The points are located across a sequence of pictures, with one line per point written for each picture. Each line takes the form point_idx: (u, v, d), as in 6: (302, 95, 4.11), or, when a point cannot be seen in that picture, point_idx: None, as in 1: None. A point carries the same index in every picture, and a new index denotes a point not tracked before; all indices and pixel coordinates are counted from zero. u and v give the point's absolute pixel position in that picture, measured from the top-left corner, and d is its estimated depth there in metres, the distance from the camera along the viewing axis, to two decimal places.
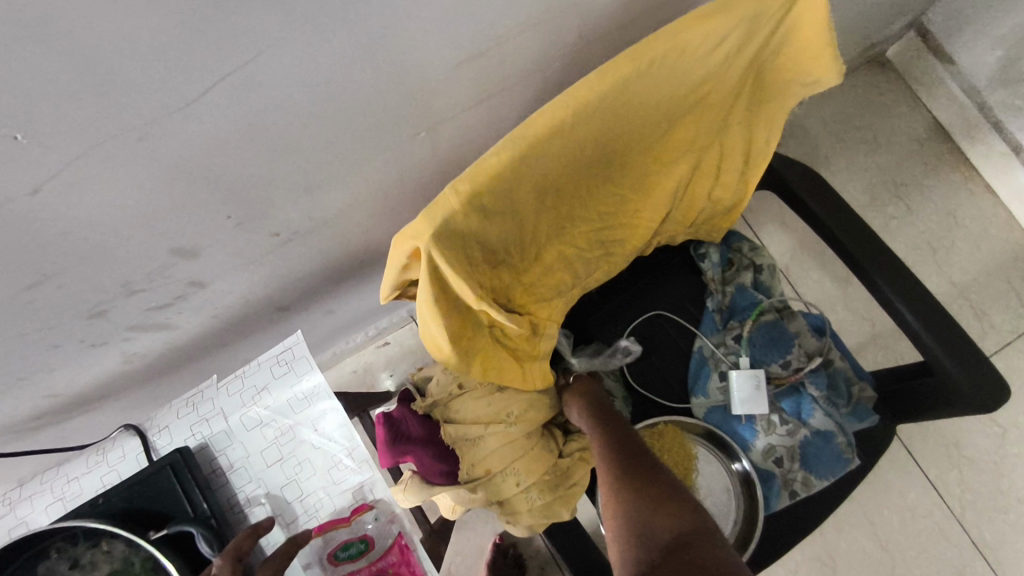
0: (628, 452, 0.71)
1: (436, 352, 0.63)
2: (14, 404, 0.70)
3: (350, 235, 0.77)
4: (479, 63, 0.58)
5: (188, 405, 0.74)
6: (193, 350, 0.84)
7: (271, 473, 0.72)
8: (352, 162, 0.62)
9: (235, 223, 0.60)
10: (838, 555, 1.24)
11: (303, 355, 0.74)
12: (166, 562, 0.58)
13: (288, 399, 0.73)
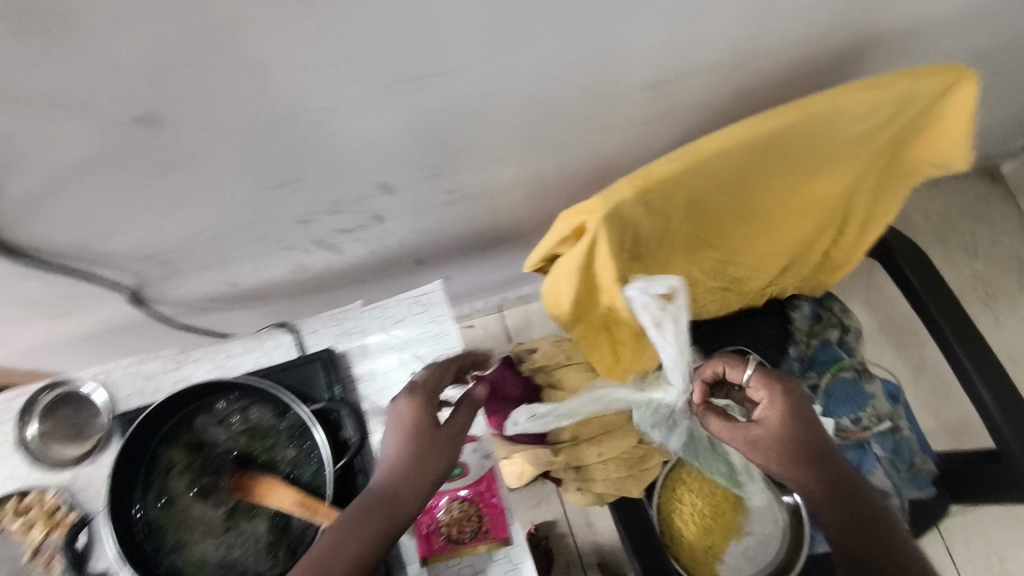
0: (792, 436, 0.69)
1: (555, 308, 0.77)
2: (201, 283, 0.83)
3: (500, 210, 0.88)
4: (666, 88, 0.68)
5: (335, 318, 0.86)
6: (338, 277, 0.96)
7: (391, 392, 0.83)
8: (537, 146, 0.72)
9: (432, 176, 0.72)
10: None
11: (437, 301, 0.86)
12: (313, 429, 0.71)
13: (417, 335, 0.85)
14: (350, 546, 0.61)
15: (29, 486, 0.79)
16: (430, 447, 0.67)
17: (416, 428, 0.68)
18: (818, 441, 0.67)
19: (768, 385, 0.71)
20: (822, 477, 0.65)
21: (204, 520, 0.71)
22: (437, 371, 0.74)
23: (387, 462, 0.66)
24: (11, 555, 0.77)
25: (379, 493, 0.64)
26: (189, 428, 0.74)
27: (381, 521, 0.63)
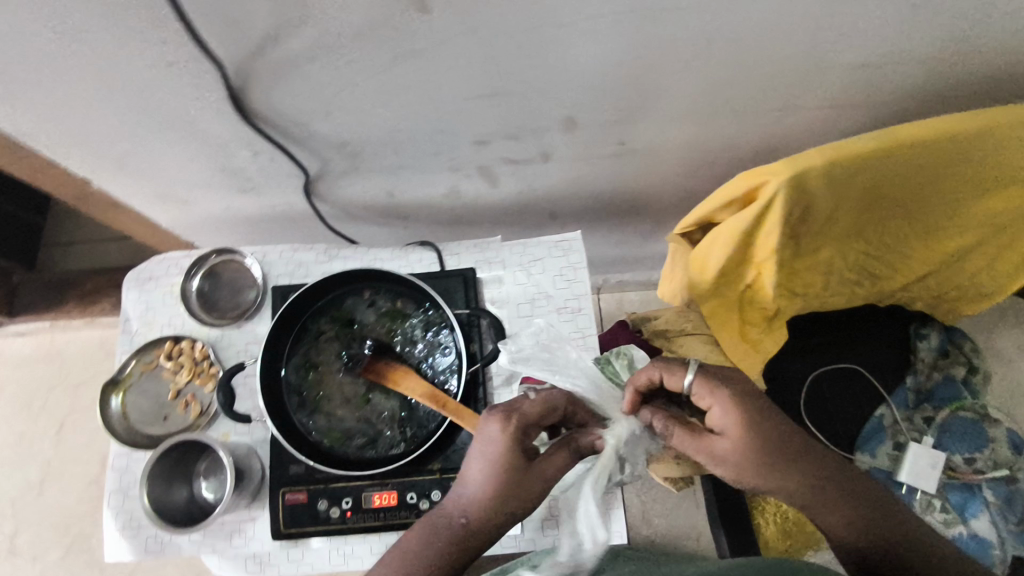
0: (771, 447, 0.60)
1: (700, 275, 0.79)
2: (366, 187, 0.88)
3: (653, 174, 0.90)
4: (870, 74, 0.69)
5: (477, 246, 0.90)
6: (477, 212, 1.00)
7: (517, 323, 0.87)
8: (721, 110, 0.74)
9: (614, 120, 0.75)
10: None
11: (577, 249, 0.89)
12: (456, 326, 0.77)
13: (552, 276, 0.88)
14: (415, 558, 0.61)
15: (180, 333, 0.87)
16: (515, 492, 0.61)
17: (508, 461, 0.61)
18: (794, 438, 0.61)
19: (712, 390, 0.61)
20: (809, 485, 0.60)
21: (342, 392, 0.78)
22: (543, 403, 0.66)
23: (472, 487, 0.62)
24: (159, 390, 0.86)
25: (448, 520, 0.62)
26: (335, 310, 0.80)
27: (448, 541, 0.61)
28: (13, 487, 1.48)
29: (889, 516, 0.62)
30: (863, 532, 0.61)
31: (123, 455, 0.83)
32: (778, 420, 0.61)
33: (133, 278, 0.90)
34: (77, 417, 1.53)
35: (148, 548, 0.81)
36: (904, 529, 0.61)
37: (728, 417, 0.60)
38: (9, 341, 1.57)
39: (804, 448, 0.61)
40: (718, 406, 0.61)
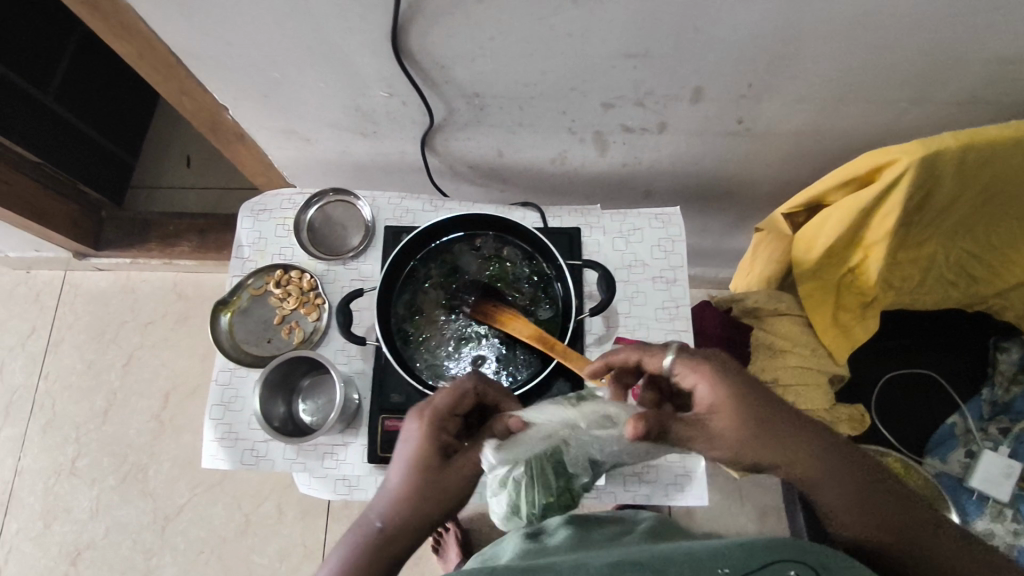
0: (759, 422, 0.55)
1: (807, 254, 0.80)
2: (480, 143, 0.92)
3: (756, 156, 0.93)
4: (999, 67, 0.72)
5: (578, 212, 0.93)
6: (574, 181, 1.04)
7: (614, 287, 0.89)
8: (846, 92, 0.77)
9: (740, 94, 0.78)
10: None
11: (676, 223, 0.92)
12: (569, 274, 0.77)
13: (650, 246, 0.91)
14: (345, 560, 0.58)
15: (289, 263, 0.91)
16: (426, 487, 0.59)
17: (421, 460, 0.60)
18: (785, 412, 0.56)
19: (694, 367, 0.57)
20: (802, 450, 0.55)
21: (445, 330, 0.80)
22: (454, 393, 0.63)
23: (388, 488, 0.60)
24: (264, 315, 0.91)
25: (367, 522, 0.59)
26: (445, 252, 0.82)
27: (369, 545, 0.58)
28: (79, 412, 1.54)
29: (883, 494, 0.56)
30: (859, 513, 0.55)
31: (227, 371, 0.88)
32: (760, 391, 0.57)
33: (248, 206, 0.94)
34: (144, 353, 1.58)
35: (244, 459, 0.85)
36: (902, 509, 0.56)
37: (716, 386, 0.55)
38: (87, 274, 1.63)
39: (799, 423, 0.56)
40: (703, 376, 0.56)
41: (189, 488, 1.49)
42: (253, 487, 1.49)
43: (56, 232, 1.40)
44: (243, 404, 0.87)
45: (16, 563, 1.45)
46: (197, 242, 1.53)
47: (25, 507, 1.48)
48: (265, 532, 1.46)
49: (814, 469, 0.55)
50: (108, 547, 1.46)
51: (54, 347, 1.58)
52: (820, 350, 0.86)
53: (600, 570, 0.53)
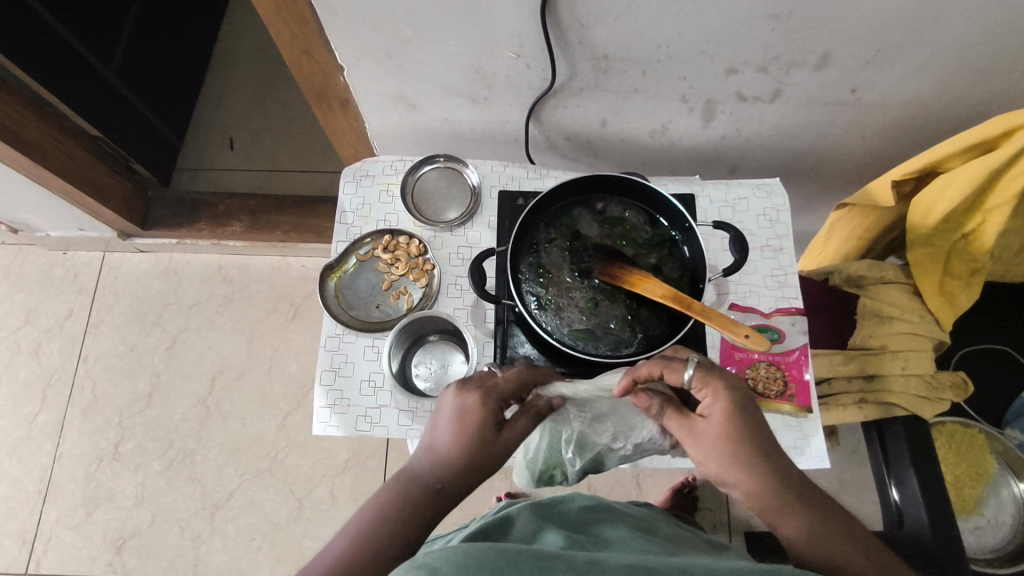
0: (754, 445, 0.60)
1: (922, 218, 0.83)
2: (586, 112, 0.92)
3: (854, 129, 0.95)
4: None
5: (681, 182, 0.94)
6: (666, 156, 1.05)
7: (721, 255, 0.89)
8: (964, 60, 0.79)
9: (863, 60, 0.80)
10: None
11: (779, 192, 0.93)
12: (695, 228, 0.78)
13: (755, 214, 0.92)
14: (391, 508, 0.63)
15: (396, 228, 0.90)
16: (485, 459, 0.65)
17: (482, 435, 0.65)
18: (772, 443, 0.62)
19: (712, 383, 0.61)
20: (777, 485, 0.61)
21: (571, 294, 0.80)
22: (512, 376, 0.69)
23: (444, 456, 0.65)
24: (369, 281, 0.90)
25: (421, 482, 0.65)
26: (567, 215, 0.83)
27: (420, 501, 0.64)
28: (121, 396, 1.48)
29: (845, 529, 0.61)
30: (819, 545, 0.60)
31: (335, 337, 0.85)
32: (756, 420, 0.62)
33: (350, 171, 0.93)
34: (189, 336, 1.53)
35: (358, 426, 0.83)
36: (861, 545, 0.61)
37: (715, 405, 0.61)
38: (128, 256, 1.58)
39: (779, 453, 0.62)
40: (712, 389, 0.61)
41: (237, 473, 1.43)
42: (306, 472, 1.43)
43: (107, 207, 1.35)
44: (353, 369, 0.84)
45: (54, 552, 1.37)
46: (248, 223, 1.49)
47: (64, 494, 1.41)
48: (319, 517, 1.39)
49: (783, 502, 0.61)
50: (153, 535, 1.38)
51: (94, 330, 1.53)
52: (928, 317, 0.88)
53: (616, 569, 0.51)
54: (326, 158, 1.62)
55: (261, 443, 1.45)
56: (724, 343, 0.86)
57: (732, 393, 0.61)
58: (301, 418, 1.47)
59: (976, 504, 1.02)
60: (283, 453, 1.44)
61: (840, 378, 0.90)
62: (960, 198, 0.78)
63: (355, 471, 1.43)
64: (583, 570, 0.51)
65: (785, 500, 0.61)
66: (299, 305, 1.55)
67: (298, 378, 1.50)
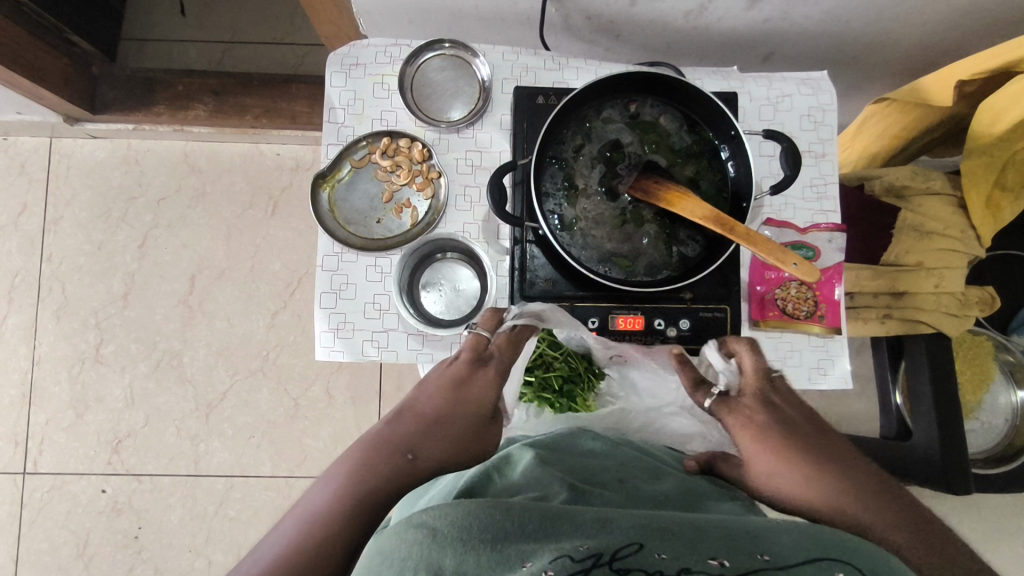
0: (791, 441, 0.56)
1: (981, 126, 0.76)
2: None
3: (917, 13, 0.83)
4: None
5: (719, 76, 0.82)
6: (698, 44, 0.91)
7: (758, 163, 0.80)
8: None
9: None
10: (992, 553, 1.27)
11: (827, 87, 0.82)
12: (744, 140, 0.68)
13: (799, 114, 0.82)
14: (354, 488, 0.53)
15: (395, 130, 0.78)
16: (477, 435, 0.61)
17: (480, 408, 0.63)
18: (807, 438, 0.56)
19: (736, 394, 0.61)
20: (828, 480, 0.52)
21: (599, 212, 0.72)
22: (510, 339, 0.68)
23: (429, 419, 0.60)
24: (367, 192, 0.80)
25: (392, 450, 0.57)
26: (596, 122, 0.73)
27: (392, 476, 0.55)
28: (95, 297, 1.39)
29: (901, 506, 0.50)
30: (917, 536, 0.48)
31: (333, 256, 0.77)
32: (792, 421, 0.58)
33: (336, 59, 0.79)
34: (160, 232, 1.41)
35: (364, 351, 0.77)
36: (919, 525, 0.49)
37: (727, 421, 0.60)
38: (79, 142, 1.41)
39: (820, 446, 0.56)
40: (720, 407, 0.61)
41: (229, 373, 1.39)
42: (299, 371, 1.39)
43: (48, 90, 1.18)
44: (356, 291, 0.77)
45: (50, 453, 1.35)
46: (212, 105, 1.31)
47: (50, 397, 1.37)
48: (317, 416, 1.38)
49: (826, 498, 0.51)
50: (149, 435, 1.36)
51: (54, 226, 1.40)
52: (967, 232, 0.84)
53: (626, 530, 0.43)
54: (294, 28, 1.41)
55: (251, 344, 1.39)
56: (755, 261, 0.80)
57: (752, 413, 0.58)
58: (289, 319, 1.40)
59: (972, 409, 1.03)
60: (273, 353, 1.39)
61: (867, 293, 0.86)
62: None
63: (349, 370, 1.39)
64: (588, 533, 0.43)
65: (836, 495, 0.51)
66: (278, 199, 1.42)
67: (283, 278, 1.41)
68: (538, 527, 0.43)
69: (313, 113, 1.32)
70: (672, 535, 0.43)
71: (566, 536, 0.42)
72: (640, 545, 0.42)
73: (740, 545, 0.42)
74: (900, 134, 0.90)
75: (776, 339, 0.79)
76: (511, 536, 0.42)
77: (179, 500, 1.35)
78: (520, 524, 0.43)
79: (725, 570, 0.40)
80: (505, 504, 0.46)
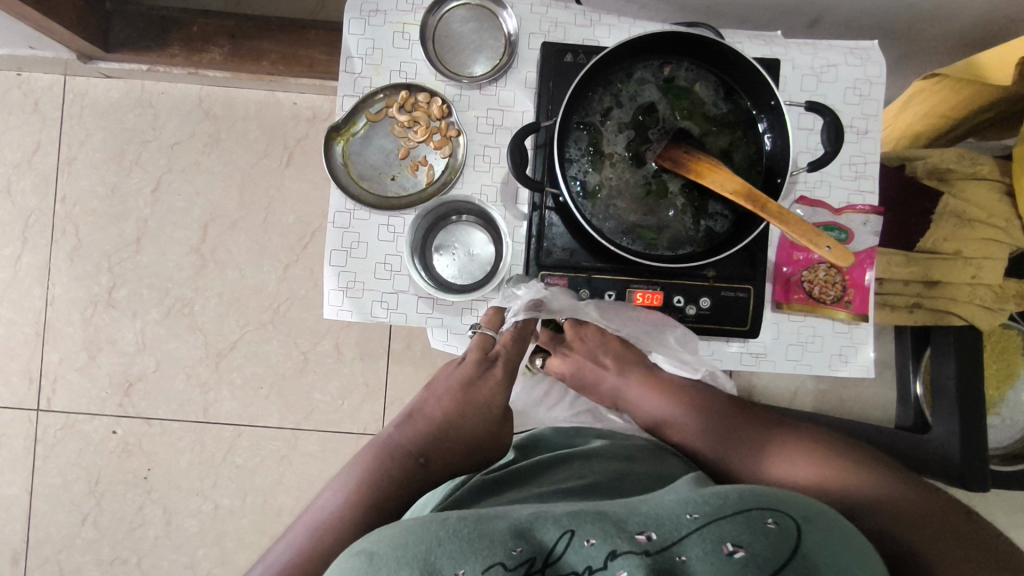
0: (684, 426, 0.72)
1: None
2: None
3: None
4: None
5: (762, 41, 0.77)
6: (741, 5, 0.85)
7: (796, 136, 0.76)
8: None
9: None
10: None
11: (876, 58, 0.77)
12: (786, 111, 0.64)
13: (843, 87, 0.77)
14: (364, 494, 0.60)
15: (414, 83, 0.74)
16: (488, 440, 0.68)
17: (490, 408, 0.69)
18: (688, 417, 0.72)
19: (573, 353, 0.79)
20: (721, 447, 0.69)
21: (623, 180, 0.68)
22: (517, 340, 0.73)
23: (440, 424, 0.68)
24: (382, 147, 0.77)
25: (409, 456, 0.64)
26: (627, 83, 0.68)
27: (402, 475, 0.63)
28: (108, 241, 1.39)
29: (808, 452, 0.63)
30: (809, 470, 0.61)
31: (345, 213, 0.74)
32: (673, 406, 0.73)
33: (356, 3, 0.74)
34: (174, 178, 1.39)
35: (373, 312, 0.75)
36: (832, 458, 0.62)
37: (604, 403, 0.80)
38: (93, 81, 1.38)
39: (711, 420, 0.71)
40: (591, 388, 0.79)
41: (240, 324, 1.38)
42: (309, 325, 1.39)
43: (60, 25, 1.14)
44: (367, 251, 0.75)
45: (62, 392, 1.37)
46: (228, 49, 1.27)
47: (64, 337, 1.38)
48: (326, 370, 1.38)
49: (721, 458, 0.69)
50: (159, 380, 1.37)
51: (68, 166, 1.39)
52: (1013, 221, 0.79)
53: (559, 519, 0.41)
54: None
55: (262, 296, 1.38)
56: (782, 240, 0.76)
57: (471, 375, 0.70)
58: (301, 272, 1.39)
59: (994, 404, 1.00)
60: (284, 306, 1.38)
61: (896, 280, 0.83)
62: None
63: (359, 326, 1.38)
64: (523, 528, 0.41)
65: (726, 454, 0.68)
66: (293, 149, 1.39)
67: (296, 230, 1.39)
68: (469, 532, 0.40)
69: (330, 61, 1.27)
70: (601, 519, 0.42)
71: (499, 536, 0.40)
72: (572, 531, 0.40)
73: (661, 519, 0.42)
74: (949, 112, 0.84)
75: (798, 323, 0.77)
76: (444, 538, 0.39)
77: (187, 445, 1.37)
78: (451, 531, 0.40)
79: (651, 545, 0.39)
80: (441, 516, 0.43)
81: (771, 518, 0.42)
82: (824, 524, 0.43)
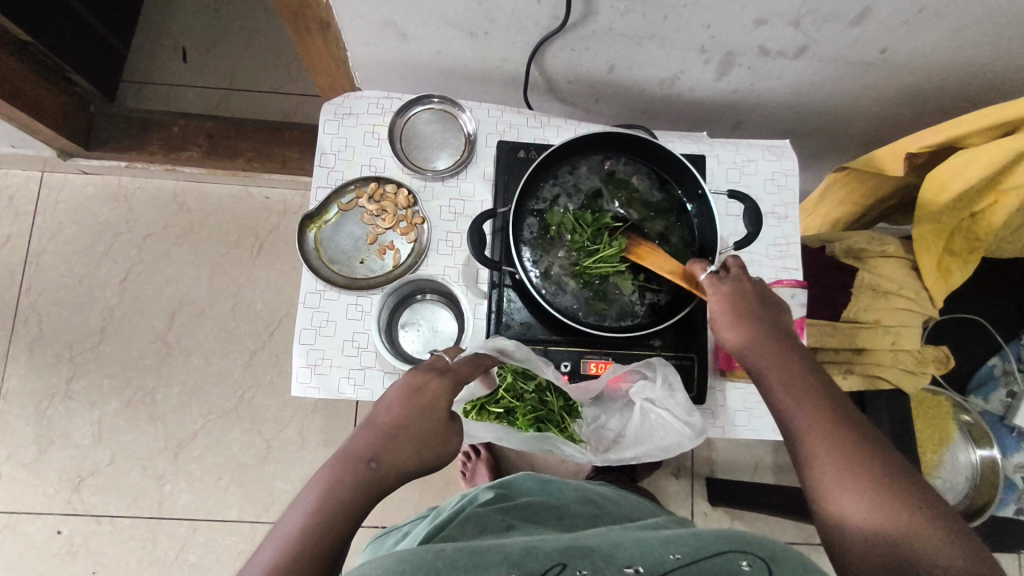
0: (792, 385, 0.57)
1: (931, 190, 0.80)
2: (593, 56, 0.84)
3: (870, 92, 0.90)
4: None
5: (691, 141, 0.88)
6: (673, 109, 0.97)
7: (725, 221, 0.85)
8: (996, 27, 0.75)
9: (901, 21, 0.74)
10: None
11: (788, 154, 0.88)
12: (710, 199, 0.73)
13: (763, 178, 0.87)
14: (323, 509, 0.53)
15: (383, 175, 0.82)
16: (436, 441, 0.60)
17: (438, 411, 0.61)
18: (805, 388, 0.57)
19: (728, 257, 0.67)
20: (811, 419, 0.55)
21: (572, 261, 0.75)
22: (470, 362, 0.67)
23: (388, 426, 0.58)
24: (352, 233, 0.83)
25: (353, 460, 0.55)
26: (574, 177, 0.77)
27: (355, 484, 0.54)
28: (72, 331, 1.38)
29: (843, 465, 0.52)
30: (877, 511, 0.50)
31: (315, 293, 0.79)
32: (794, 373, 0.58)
33: (331, 108, 0.83)
34: (143, 268, 1.42)
35: (339, 388, 0.78)
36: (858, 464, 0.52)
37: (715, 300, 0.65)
38: (70, 177, 1.43)
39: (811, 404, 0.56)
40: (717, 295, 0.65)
41: (202, 413, 1.37)
42: (273, 413, 1.38)
43: (44, 125, 1.21)
44: (335, 328, 0.79)
45: (6, 489, 1.31)
46: (206, 148, 1.35)
47: (15, 432, 1.33)
48: (289, 459, 1.36)
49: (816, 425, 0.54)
50: (114, 473, 1.33)
51: (36, 258, 1.40)
52: (923, 294, 0.88)
53: (552, 556, 0.44)
54: (290, 79, 1.47)
55: (226, 383, 1.38)
56: None
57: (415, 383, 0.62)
58: (266, 359, 1.40)
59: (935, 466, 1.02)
60: (249, 393, 1.38)
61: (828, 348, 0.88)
62: (971, 177, 0.76)
63: (324, 412, 1.38)
64: (518, 561, 0.43)
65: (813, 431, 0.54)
66: (264, 240, 1.44)
67: (263, 318, 1.41)
68: (467, 561, 0.43)
69: (303, 158, 1.36)
70: (589, 553, 0.45)
71: (495, 565, 0.42)
72: (563, 564, 0.43)
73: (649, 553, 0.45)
74: (856, 201, 0.96)
75: (741, 389, 0.82)
76: (446, 568, 0.42)
77: (138, 543, 1.30)
78: (449, 561, 0.42)
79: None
80: (436, 548, 0.44)
81: (745, 559, 0.44)
82: (793, 562, 0.45)
